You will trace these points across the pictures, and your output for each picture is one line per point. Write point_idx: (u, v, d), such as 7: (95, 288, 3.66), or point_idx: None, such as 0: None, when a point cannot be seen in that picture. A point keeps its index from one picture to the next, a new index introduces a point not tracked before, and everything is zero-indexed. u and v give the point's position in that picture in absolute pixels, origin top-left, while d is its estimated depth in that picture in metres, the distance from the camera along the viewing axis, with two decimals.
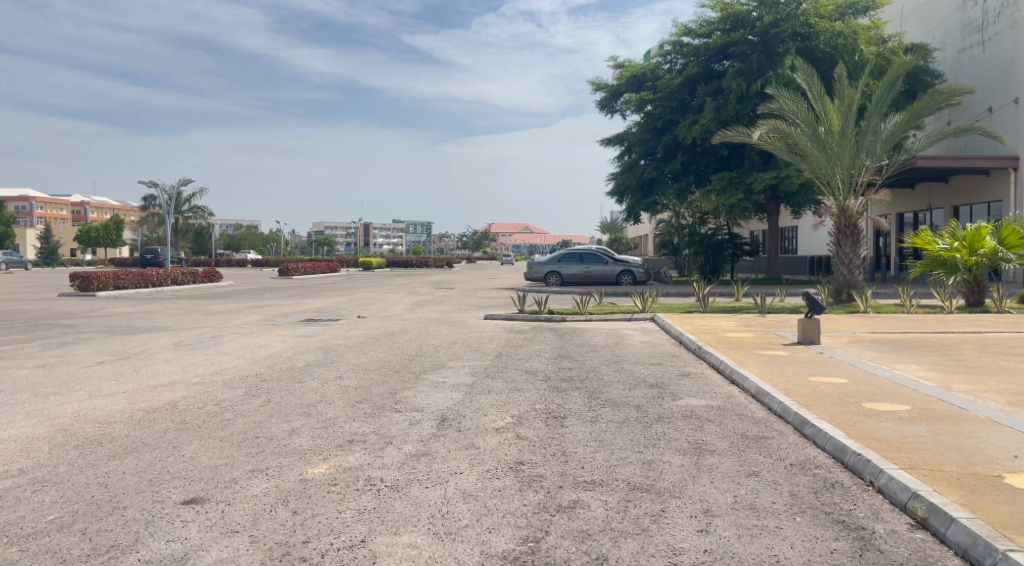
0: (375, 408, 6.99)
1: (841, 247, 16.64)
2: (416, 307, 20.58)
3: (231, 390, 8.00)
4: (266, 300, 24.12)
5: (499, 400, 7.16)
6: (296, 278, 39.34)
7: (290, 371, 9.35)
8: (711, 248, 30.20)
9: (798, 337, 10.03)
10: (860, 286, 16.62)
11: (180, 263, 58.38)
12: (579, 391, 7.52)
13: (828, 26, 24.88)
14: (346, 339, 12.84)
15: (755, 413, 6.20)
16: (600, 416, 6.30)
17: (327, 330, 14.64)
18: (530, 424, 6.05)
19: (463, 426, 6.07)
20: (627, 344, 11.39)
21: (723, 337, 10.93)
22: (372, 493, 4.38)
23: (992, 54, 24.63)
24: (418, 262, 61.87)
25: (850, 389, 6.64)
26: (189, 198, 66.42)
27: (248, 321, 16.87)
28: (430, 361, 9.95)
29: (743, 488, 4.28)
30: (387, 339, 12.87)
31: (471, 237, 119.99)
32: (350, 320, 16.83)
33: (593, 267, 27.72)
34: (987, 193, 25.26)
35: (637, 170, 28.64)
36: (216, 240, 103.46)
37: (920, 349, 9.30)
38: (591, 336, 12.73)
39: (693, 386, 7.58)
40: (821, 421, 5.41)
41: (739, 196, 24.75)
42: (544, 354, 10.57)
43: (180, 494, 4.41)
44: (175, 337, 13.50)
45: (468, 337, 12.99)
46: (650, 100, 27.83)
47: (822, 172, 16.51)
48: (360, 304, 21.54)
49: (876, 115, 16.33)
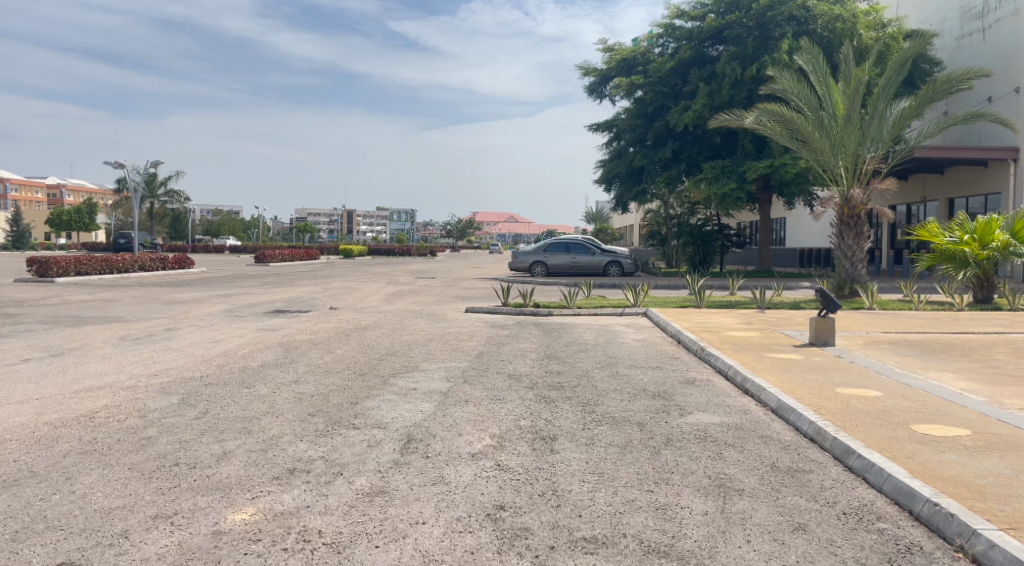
0: (328, 423, 5.88)
1: (844, 240, 15.67)
2: (393, 297, 19.38)
3: (165, 397, 6.87)
4: (236, 288, 22.82)
5: (476, 415, 6.08)
6: (273, 265, 37.99)
7: (241, 374, 8.21)
8: (700, 240, 28.81)
9: (811, 337, 9.05)
10: (863, 280, 15.64)
11: (154, 249, 56.49)
12: (570, 403, 6.47)
13: (826, 9, 23.62)
14: (314, 335, 11.69)
15: (782, 436, 5.20)
16: (596, 438, 5.28)
17: (294, 324, 13.47)
18: (513, 449, 5.02)
19: (431, 451, 5.01)
20: (621, 343, 10.37)
21: (726, 337, 9.93)
22: (304, 556, 3.32)
23: (993, 41, 23.80)
24: (401, 250, 60.58)
25: (888, 405, 5.65)
26: (164, 181, 64.40)
27: (211, 311, 15.65)
28: (401, 362, 8.87)
29: (793, 554, 3.24)
30: (358, 335, 11.75)
31: (456, 225, 118.45)
32: (321, 312, 15.68)
33: (580, 257, 26.71)
34: (986, 185, 24.52)
35: (627, 156, 27.68)
36: (195, 225, 101.22)
37: (949, 352, 8.30)
38: (581, 334, 11.70)
39: (701, 398, 6.56)
40: (870, 451, 4.42)
41: (732, 185, 23.85)
42: (530, 354, 9.49)
43: (45, 557, 3.30)
44: (125, 329, 12.29)
45: (448, 333, 11.89)
46: (641, 84, 26.66)
47: (823, 159, 15.60)
48: (334, 294, 20.40)
49: (884, 99, 15.30)
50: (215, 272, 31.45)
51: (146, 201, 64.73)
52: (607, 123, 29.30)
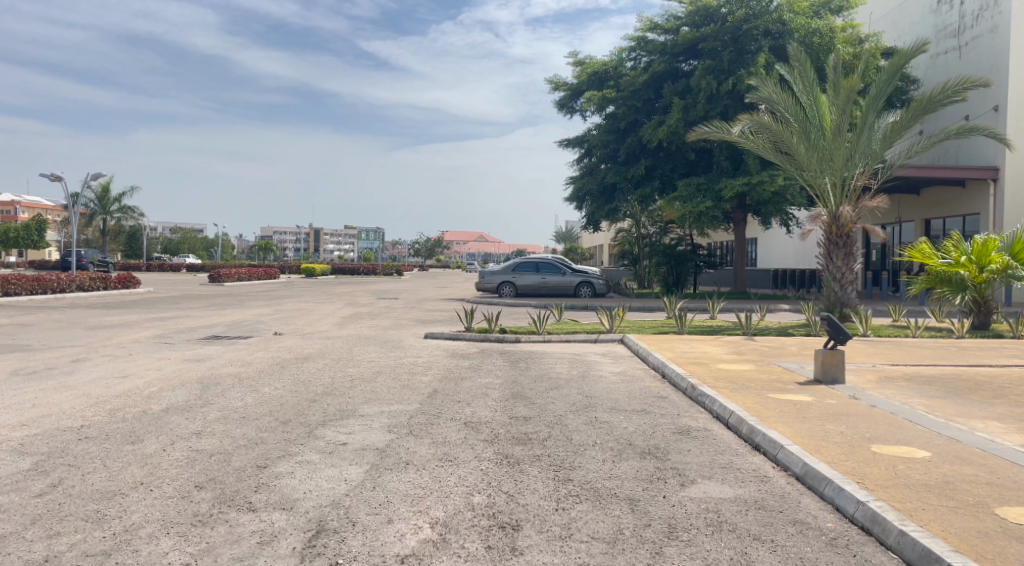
0: (216, 502, 4.39)
1: (832, 261, 14.57)
2: (348, 321, 17.78)
3: (14, 461, 5.27)
4: (178, 311, 20.94)
5: (416, 487, 4.65)
6: (227, 286, 35.87)
7: (134, 423, 6.63)
8: (675, 260, 27.82)
9: (816, 373, 7.81)
10: (854, 304, 14.50)
11: (106, 266, 53.60)
12: (539, 467, 5.06)
13: (803, 22, 22.86)
14: (244, 367, 10.10)
15: (821, 523, 3.88)
16: (573, 526, 3.90)
17: (227, 353, 11.84)
18: (460, 550, 3.59)
19: (344, 554, 3.57)
20: (598, 378, 9.00)
21: (719, 371, 8.64)
22: None
23: (970, 60, 23.38)
24: (366, 270, 58.50)
25: (949, 474, 4.38)
26: (117, 197, 61.41)
27: (138, 338, 13.92)
28: (338, 406, 7.39)
29: None
30: (295, 367, 10.20)
31: (424, 244, 116.35)
32: (263, 339, 14.05)
33: (550, 277, 25.45)
34: (964, 206, 24.01)
35: (598, 173, 26.57)
36: (153, 242, 97.60)
37: (979, 392, 7.10)
38: (551, 365, 10.32)
39: (703, 458, 5.20)
40: (966, 561, 3.11)
41: (707, 204, 22.86)
42: (491, 393, 8.04)
43: None
44: (23, 361, 10.52)
45: (400, 365, 10.40)
46: (613, 99, 25.66)
47: (809, 174, 14.57)
48: (284, 318, 18.71)
49: (874, 110, 14.29)
50: (161, 293, 29.37)
51: (99, 218, 61.48)
52: (579, 139, 28.24)
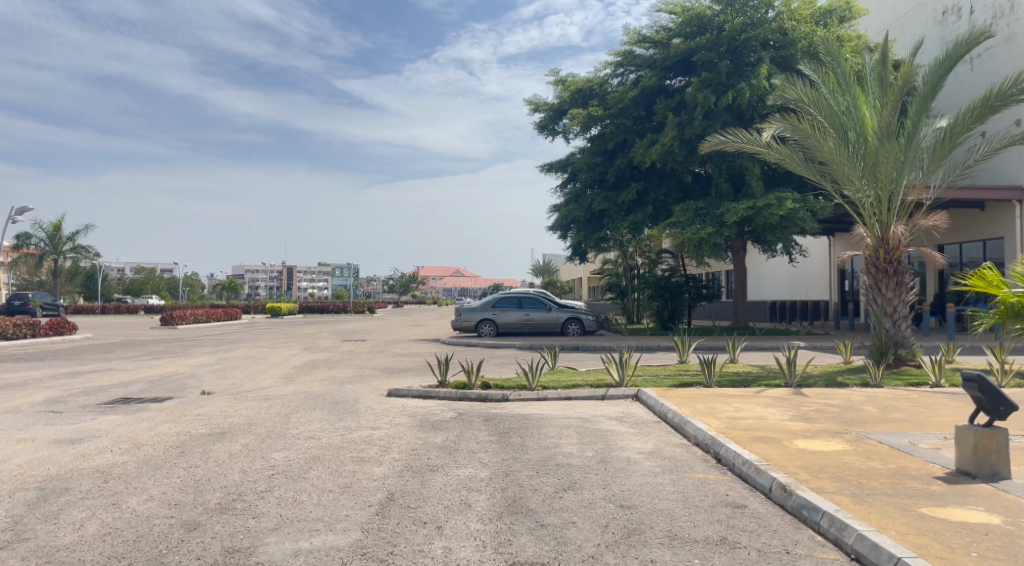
0: None
1: (881, 293, 12.17)
2: (299, 373, 14.81)
3: None
4: (101, 362, 17.76)
5: None
6: (175, 330, 32.36)
7: None
8: (669, 292, 25.39)
9: (963, 464, 5.18)
10: (909, 344, 12.01)
11: (55, 310, 49.46)
12: None
13: (806, 31, 21.05)
14: (126, 455, 7.17)
15: None
16: None
17: (120, 428, 8.86)
18: None
19: None
20: (628, 465, 6.27)
21: (803, 454, 5.98)
22: None
23: (985, 72, 21.64)
24: (336, 308, 55.33)
25: None
26: (70, 236, 57.38)
27: (19, 404, 10.86)
28: (226, 540, 4.55)
29: None
30: (199, 452, 7.30)
31: (399, 280, 112.84)
32: (183, 402, 11.07)
33: (534, 313, 22.77)
34: (984, 230, 22.03)
35: (585, 199, 24.16)
36: (115, 283, 93.09)
37: None
38: (555, 439, 7.56)
39: None
40: None
41: (709, 229, 20.46)
42: (476, 502, 5.28)
43: None
44: None
45: (348, 444, 7.58)
46: (600, 117, 23.41)
47: (850, 190, 12.25)
48: (223, 370, 15.65)
49: (925, 112, 12.04)
50: (98, 340, 26.00)
51: (49, 257, 57.08)
52: (562, 163, 25.97)
